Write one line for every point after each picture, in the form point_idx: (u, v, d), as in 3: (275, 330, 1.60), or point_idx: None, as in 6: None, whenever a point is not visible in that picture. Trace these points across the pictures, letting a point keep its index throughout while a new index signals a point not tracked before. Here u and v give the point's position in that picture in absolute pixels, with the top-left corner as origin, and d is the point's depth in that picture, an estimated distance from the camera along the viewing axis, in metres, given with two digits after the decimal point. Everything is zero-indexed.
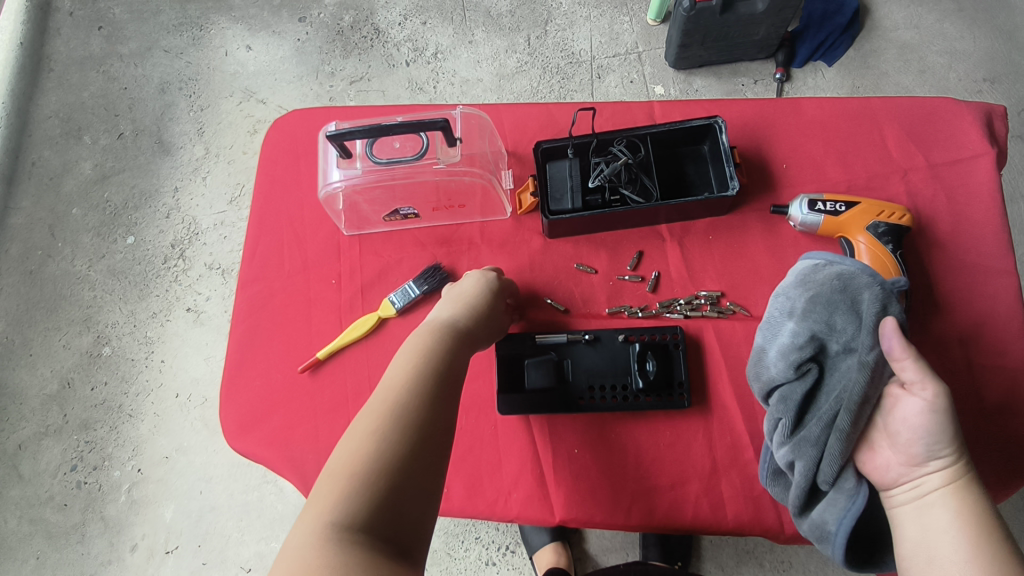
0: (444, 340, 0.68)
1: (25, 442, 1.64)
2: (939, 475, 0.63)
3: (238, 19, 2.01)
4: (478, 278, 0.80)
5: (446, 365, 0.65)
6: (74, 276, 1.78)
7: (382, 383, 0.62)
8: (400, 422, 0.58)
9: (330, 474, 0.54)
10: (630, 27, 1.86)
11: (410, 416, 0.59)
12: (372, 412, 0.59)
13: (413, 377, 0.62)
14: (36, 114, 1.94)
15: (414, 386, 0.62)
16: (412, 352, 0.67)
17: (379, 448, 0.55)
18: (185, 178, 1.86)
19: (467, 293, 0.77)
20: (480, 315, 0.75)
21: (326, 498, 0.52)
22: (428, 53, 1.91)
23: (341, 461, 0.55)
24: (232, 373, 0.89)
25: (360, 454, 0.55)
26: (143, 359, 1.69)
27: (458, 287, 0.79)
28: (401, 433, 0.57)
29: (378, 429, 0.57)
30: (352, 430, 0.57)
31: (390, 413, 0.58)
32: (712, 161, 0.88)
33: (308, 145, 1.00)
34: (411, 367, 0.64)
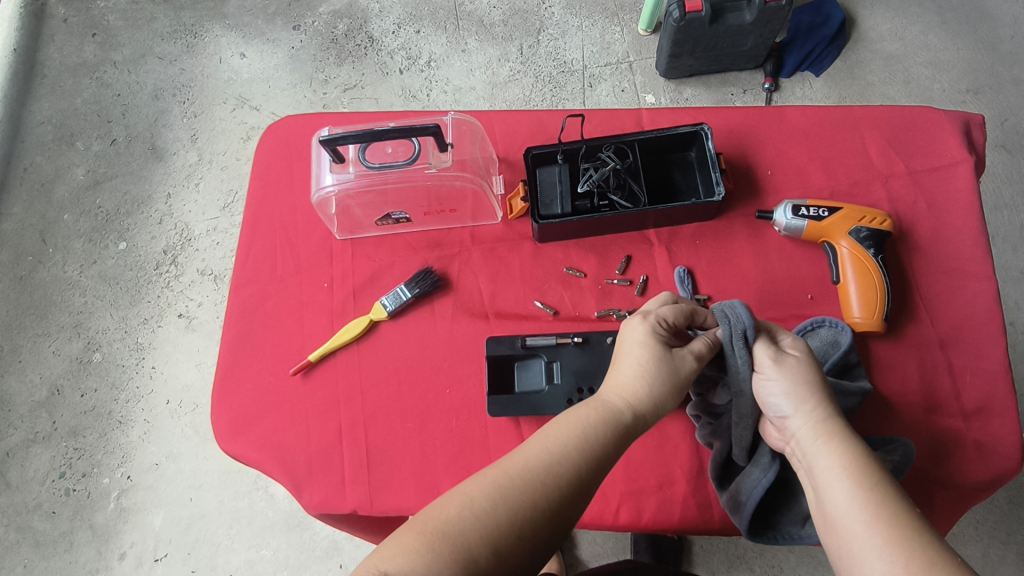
0: (604, 427, 0.62)
1: (12, 449, 1.63)
2: (807, 432, 0.64)
3: (232, 26, 2.02)
4: (656, 347, 0.67)
5: (589, 465, 0.59)
6: (64, 282, 1.78)
7: (514, 455, 0.59)
8: (503, 508, 0.55)
9: (411, 526, 0.53)
10: (621, 37, 1.89)
11: (517, 502, 0.55)
12: (482, 480, 0.57)
13: (546, 466, 0.58)
14: (29, 120, 1.95)
15: (538, 475, 0.57)
16: (563, 432, 0.61)
17: (484, 514, 0.54)
18: (178, 184, 1.86)
19: (639, 365, 0.67)
20: (650, 399, 0.65)
21: (394, 550, 0.51)
22: (421, 62, 1.93)
23: (431, 520, 0.54)
24: (224, 376, 0.89)
25: (447, 523, 0.53)
26: (134, 366, 1.68)
27: (635, 349, 0.68)
28: (500, 521, 0.54)
29: (476, 505, 0.54)
30: (472, 481, 0.57)
31: (514, 482, 0.56)
32: (699, 168, 0.90)
33: (301, 151, 1.02)
34: (550, 452, 0.59)
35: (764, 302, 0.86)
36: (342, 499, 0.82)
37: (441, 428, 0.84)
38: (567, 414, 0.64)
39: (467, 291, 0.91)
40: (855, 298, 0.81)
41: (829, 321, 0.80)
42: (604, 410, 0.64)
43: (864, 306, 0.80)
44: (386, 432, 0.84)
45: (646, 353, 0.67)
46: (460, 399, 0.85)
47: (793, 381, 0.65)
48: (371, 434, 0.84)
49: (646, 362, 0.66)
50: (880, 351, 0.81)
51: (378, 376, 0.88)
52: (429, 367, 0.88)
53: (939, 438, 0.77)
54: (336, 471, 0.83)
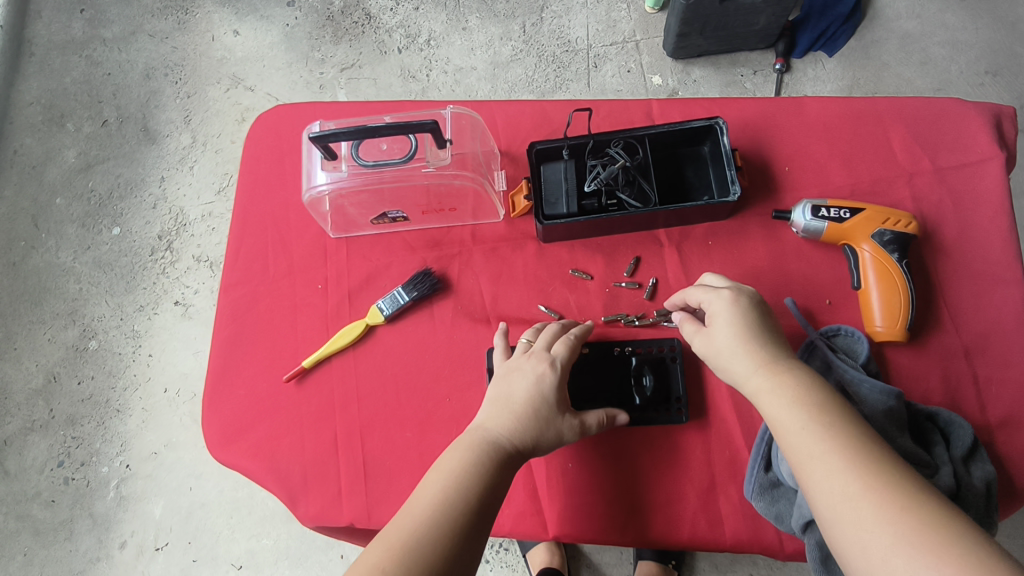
0: (485, 456, 0.65)
1: (11, 437, 1.61)
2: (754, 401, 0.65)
3: (224, 2, 1.95)
4: (535, 373, 0.71)
5: (483, 500, 0.61)
6: (58, 268, 1.74)
7: (409, 509, 0.60)
8: (405, 561, 0.54)
9: None
10: (628, 15, 1.82)
11: (418, 551, 0.55)
12: (385, 539, 0.57)
13: (441, 510, 0.59)
14: (19, 101, 1.89)
15: (434, 523, 0.58)
16: (450, 475, 0.62)
17: (390, 573, 0.53)
18: (172, 167, 1.81)
19: (520, 393, 0.70)
20: (528, 420, 0.68)
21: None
22: (421, 41, 1.87)
23: None
24: (216, 381, 0.86)
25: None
26: (130, 353, 1.65)
27: (513, 376, 0.72)
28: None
29: (382, 565, 0.54)
30: (368, 549, 0.56)
31: (409, 534, 0.57)
32: (713, 164, 0.85)
33: (293, 143, 0.97)
34: (440, 494, 0.60)
35: (780, 305, 0.82)
36: (338, 511, 0.79)
37: (440, 439, 0.81)
38: (448, 454, 0.65)
39: (468, 294, 0.87)
40: (877, 306, 0.77)
41: (844, 329, 0.78)
42: (486, 442, 0.66)
43: (887, 314, 0.76)
44: (384, 441, 0.81)
45: (525, 377, 0.71)
46: (461, 408, 0.82)
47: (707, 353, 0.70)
48: (368, 444, 0.81)
49: (529, 391, 0.69)
50: (902, 362, 0.77)
51: (375, 384, 0.84)
52: (429, 373, 0.84)
53: None
54: (332, 482, 0.80)
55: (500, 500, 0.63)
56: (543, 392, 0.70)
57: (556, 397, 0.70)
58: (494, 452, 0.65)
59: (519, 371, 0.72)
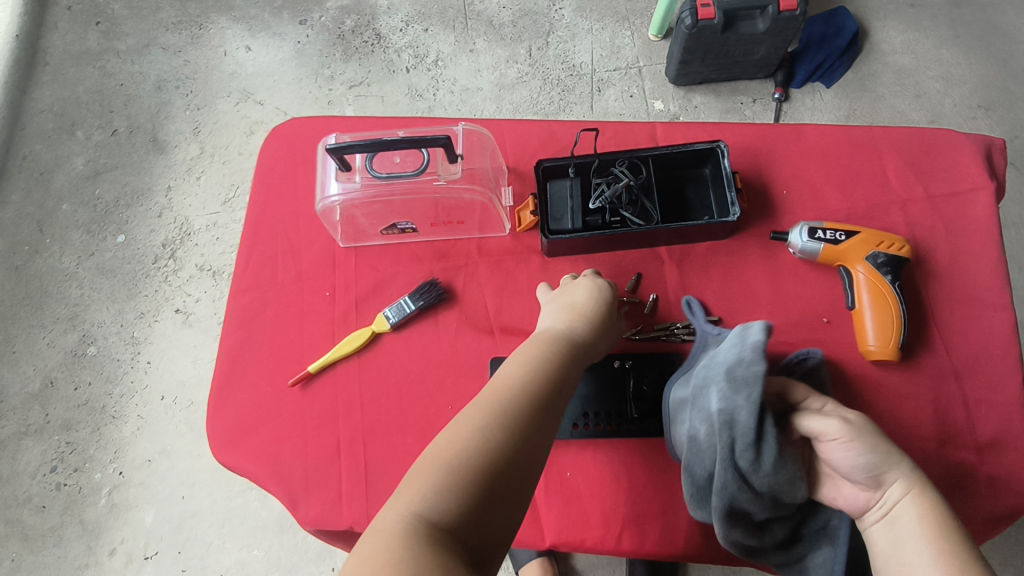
0: (559, 346, 0.68)
1: (5, 441, 1.60)
2: (896, 487, 0.62)
3: (238, 19, 2.01)
4: (590, 286, 0.79)
5: (564, 372, 0.65)
6: (61, 273, 1.75)
7: (493, 384, 0.62)
8: (503, 422, 0.57)
9: (426, 465, 0.53)
10: (632, 42, 1.89)
11: (514, 415, 0.58)
12: (479, 406, 0.58)
13: (528, 381, 0.62)
14: (30, 107, 1.92)
15: (525, 388, 0.61)
16: (534, 353, 0.66)
17: (490, 434, 0.55)
18: (179, 177, 1.84)
19: (584, 300, 0.77)
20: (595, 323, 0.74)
21: (416, 489, 0.52)
22: (429, 61, 1.92)
23: (441, 452, 0.54)
24: (222, 383, 0.88)
25: (463, 451, 0.54)
26: (129, 360, 1.66)
27: (572, 289, 0.79)
28: (504, 434, 0.56)
29: (482, 427, 0.56)
30: (462, 418, 0.58)
31: (501, 401, 0.59)
32: (714, 185, 0.88)
33: (307, 154, 0.99)
34: (526, 366, 0.64)
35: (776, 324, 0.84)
36: (338, 515, 0.80)
37: None
38: (523, 348, 0.69)
39: (473, 305, 0.89)
40: (871, 327, 0.79)
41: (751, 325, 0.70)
42: (559, 334, 0.70)
43: (880, 334, 0.78)
44: (386, 447, 0.83)
45: (586, 290, 0.78)
46: None
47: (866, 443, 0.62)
48: (370, 449, 0.83)
49: (589, 296, 0.77)
50: (895, 380, 0.79)
51: (378, 390, 0.86)
52: (432, 381, 0.86)
53: (952, 473, 0.75)
54: (332, 487, 0.81)
55: (577, 382, 0.67)
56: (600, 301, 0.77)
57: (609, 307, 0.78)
58: (569, 344, 0.69)
59: (574, 286, 0.79)
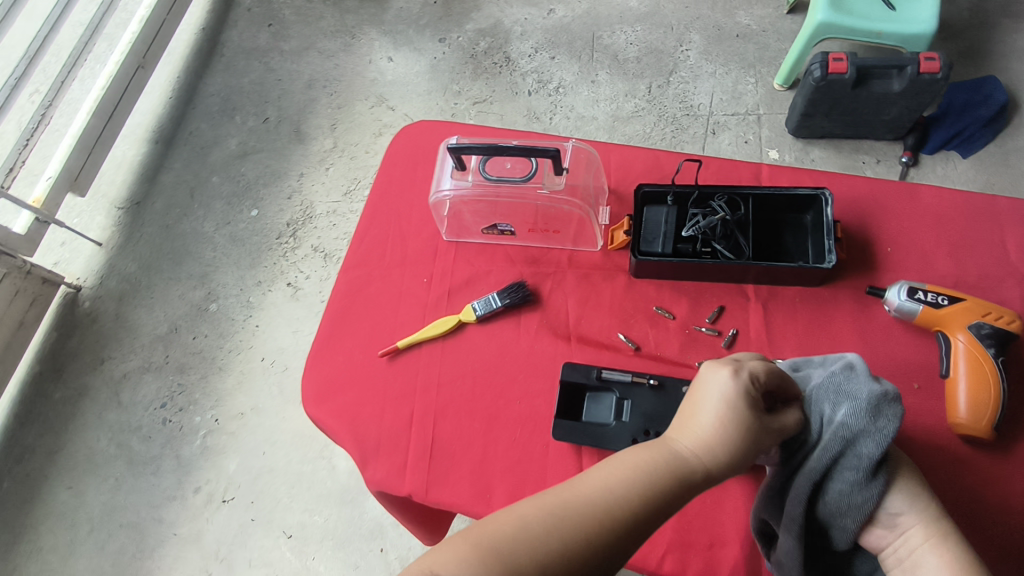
0: (663, 462, 0.62)
1: (129, 373, 1.81)
2: (916, 532, 0.66)
3: (387, 33, 2.23)
4: (728, 389, 0.67)
5: (655, 497, 0.59)
6: (201, 236, 1.99)
7: (573, 484, 0.60)
8: (554, 529, 0.55)
9: (463, 537, 0.55)
10: (755, 89, 1.92)
11: (570, 525, 0.56)
12: (541, 502, 0.58)
13: (602, 500, 0.58)
14: (203, 91, 2.22)
15: (593, 504, 0.58)
16: (624, 468, 0.62)
17: (533, 535, 0.55)
18: (311, 166, 2.05)
19: (705, 408, 0.66)
20: (722, 444, 0.64)
21: (443, 555, 0.53)
22: (551, 87, 2.02)
23: (482, 533, 0.55)
24: (321, 344, 0.98)
25: (497, 538, 0.55)
26: (242, 321, 1.86)
27: (697, 393, 0.69)
28: (548, 541, 0.55)
29: (529, 525, 0.56)
30: (521, 505, 0.58)
31: (568, 507, 0.57)
32: (813, 232, 0.88)
33: (428, 154, 1.10)
34: (606, 480, 0.60)
35: None
36: (401, 482, 0.86)
37: (505, 437, 0.87)
38: (630, 450, 0.65)
39: (555, 311, 0.94)
40: (964, 398, 0.75)
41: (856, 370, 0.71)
42: (666, 451, 0.64)
43: (973, 406, 0.74)
44: (453, 428, 0.89)
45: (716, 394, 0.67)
46: (528, 412, 0.88)
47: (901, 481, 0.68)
48: (439, 427, 0.89)
49: (718, 405, 0.66)
50: (986, 460, 0.74)
51: (455, 375, 0.92)
52: (505, 375, 0.91)
53: None
54: (400, 455, 0.88)
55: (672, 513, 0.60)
56: (735, 417, 0.65)
57: (748, 428, 0.65)
58: (678, 463, 0.63)
59: (703, 384, 0.69)
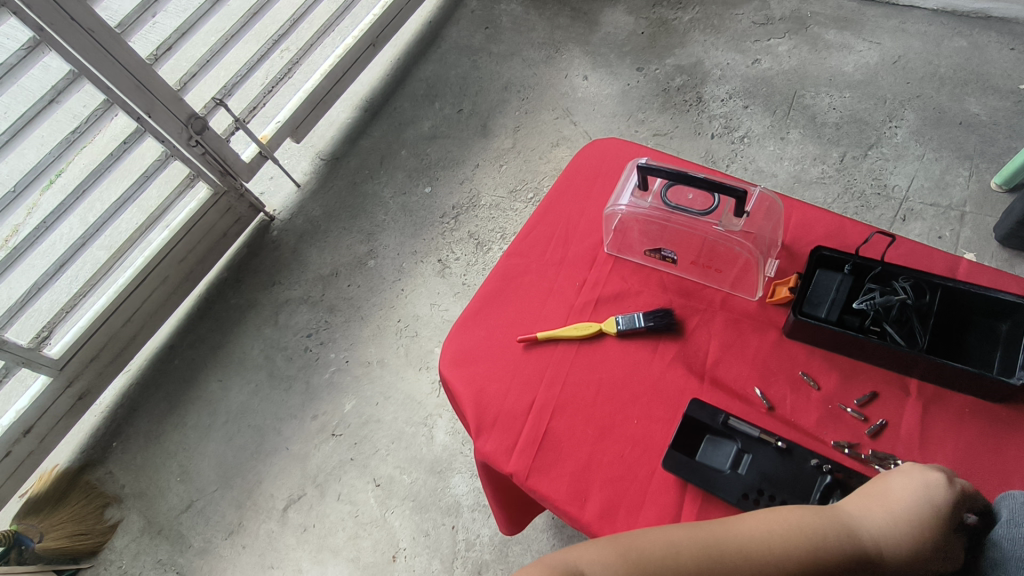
0: (830, 536, 0.66)
1: (290, 299, 2.07)
2: None
3: (588, 53, 2.34)
4: (918, 495, 0.67)
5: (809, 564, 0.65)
6: (379, 200, 2.22)
7: (733, 524, 0.69)
8: (695, 559, 0.67)
9: (617, 543, 0.70)
10: (965, 184, 1.75)
11: (713, 563, 0.66)
12: (692, 534, 0.69)
13: (753, 547, 0.66)
14: (414, 75, 2.48)
15: (743, 552, 0.66)
16: (788, 519, 0.68)
17: (676, 559, 0.67)
18: (488, 160, 2.21)
19: (893, 496, 0.68)
20: (897, 545, 0.66)
21: (598, 552, 0.69)
22: (735, 135, 1.99)
23: (634, 545, 0.69)
24: (469, 317, 1.07)
25: (646, 551, 0.68)
26: (392, 282, 2.05)
27: (891, 477, 0.70)
28: (688, 565, 0.66)
29: (676, 549, 0.68)
30: (674, 531, 0.70)
31: (718, 544, 0.67)
32: (1005, 344, 0.80)
33: (609, 170, 1.16)
34: (765, 534, 0.67)
35: None
36: (507, 460, 0.92)
37: (614, 450, 0.89)
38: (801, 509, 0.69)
39: (694, 347, 0.95)
40: None
41: None
42: (839, 523, 0.67)
43: None
44: (567, 427, 0.93)
45: (904, 483, 0.69)
46: (642, 435, 0.89)
47: None
48: (555, 420, 0.93)
49: (904, 506, 0.67)
50: None
51: (583, 379, 0.96)
52: (629, 394, 0.93)
53: None
54: (513, 435, 0.94)
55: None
56: (915, 523, 0.66)
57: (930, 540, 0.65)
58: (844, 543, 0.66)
59: (904, 477, 0.70)
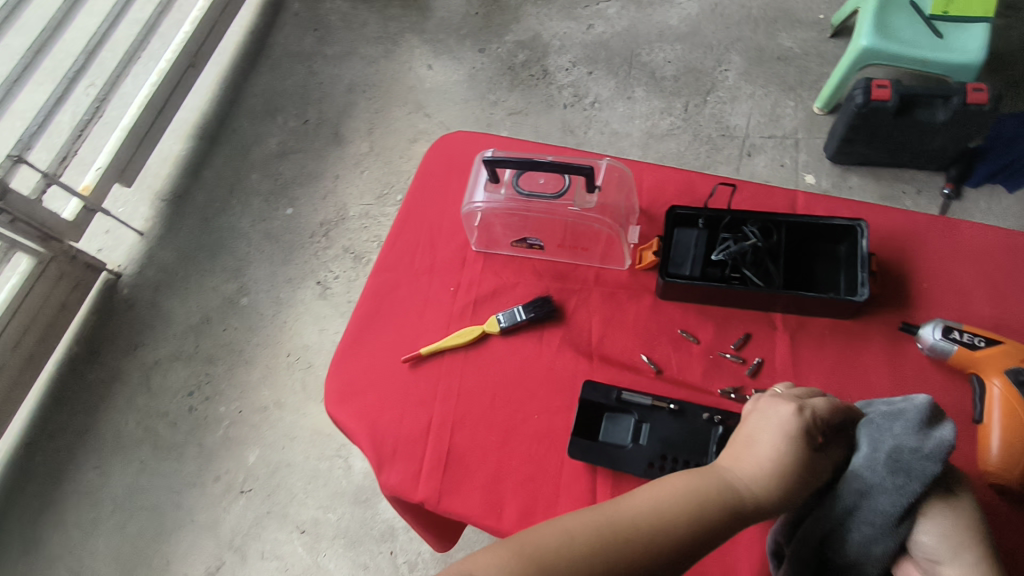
0: (712, 492, 0.64)
1: (159, 360, 1.86)
2: None
3: (427, 42, 2.26)
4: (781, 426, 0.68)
5: (700, 525, 0.62)
6: (237, 231, 2.04)
7: (620, 501, 0.64)
8: (591, 546, 0.60)
9: (509, 544, 0.60)
10: (794, 113, 1.90)
11: (609, 547, 0.60)
12: (584, 517, 0.62)
13: (644, 521, 0.62)
14: (247, 91, 2.28)
15: (636, 527, 0.61)
16: (664, 483, 0.65)
17: (572, 548, 0.59)
18: (347, 169, 2.09)
19: (760, 434, 0.68)
20: (773, 482, 0.65)
21: (491, 560, 0.59)
22: (586, 101, 2.03)
23: (526, 543, 0.60)
24: (347, 347, 0.99)
25: (539, 546, 0.60)
26: (271, 316, 1.89)
27: (755, 418, 0.71)
28: (585, 554, 0.59)
29: (569, 538, 0.60)
30: (565, 519, 0.62)
31: (610, 523, 0.61)
32: (846, 265, 0.86)
33: (461, 165, 1.12)
34: (653, 504, 0.63)
35: None
36: (415, 489, 0.87)
37: (521, 451, 0.87)
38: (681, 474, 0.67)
39: (578, 328, 0.94)
40: (996, 441, 0.74)
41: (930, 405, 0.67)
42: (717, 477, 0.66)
43: (1005, 450, 0.72)
44: (470, 439, 0.89)
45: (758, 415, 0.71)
46: (545, 428, 0.88)
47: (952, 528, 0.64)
48: (456, 435, 0.89)
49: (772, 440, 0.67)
50: (1020, 514, 0.71)
51: (476, 386, 0.93)
52: (525, 390, 0.91)
53: None
54: (416, 461, 0.89)
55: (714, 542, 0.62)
56: (786, 454, 0.66)
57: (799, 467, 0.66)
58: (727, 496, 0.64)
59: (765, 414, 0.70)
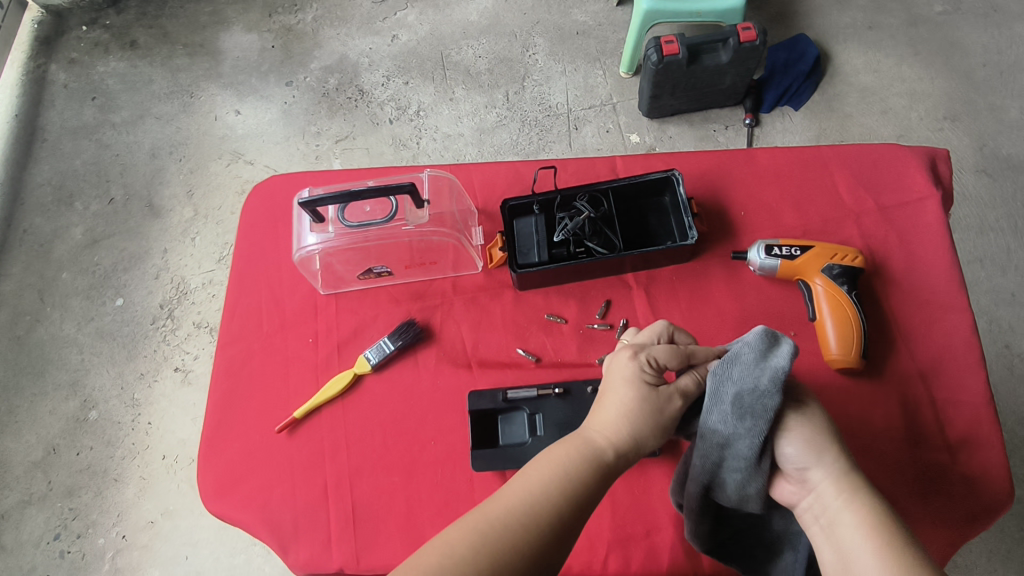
0: (582, 457, 0.64)
1: (8, 512, 1.60)
2: (829, 488, 0.66)
3: (227, 85, 2.10)
4: (631, 377, 0.71)
5: (578, 494, 0.61)
6: (62, 340, 1.78)
7: (497, 494, 0.61)
8: (479, 548, 0.55)
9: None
10: (604, 81, 1.98)
11: (497, 543, 0.56)
12: (466, 523, 0.57)
13: (525, 505, 0.59)
14: (30, 182, 1.99)
15: (518, 512, 0.58)
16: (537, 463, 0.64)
17: (460, 555, 0.54)
18: (175, 240, 1.90)
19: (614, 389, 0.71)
20: (628, 433, 0.68)
21: None
22: (411, 112, 2.00)
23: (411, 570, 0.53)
24: (211, 436, 0.89)
25: (426, 567, 0.53)
26: (130, 422, 1.67)
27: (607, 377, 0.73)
28: (474, 556, 0.54)
29: (454, 547, 0.55)
30: (446, 533, 0.57)
31: (493, 518, 0.57)
32: (673, 212, 0.92)
33: (285, 210, 1.05)
34: (529, 484, 0.61)
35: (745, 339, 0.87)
36: (328, 558, 0.81)
37: (426, 482, 0.84)
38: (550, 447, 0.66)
39: (450, 342, 0.92)
40: (832, 334, 0.83)
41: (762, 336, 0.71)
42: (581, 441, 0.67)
43: (841, 341, 0.81)
44: (371, 487, 0.84)
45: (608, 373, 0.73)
46: (445, 451, 0.85)
47: (807, 436, 0.68)
48: (356, 489, 0.84)
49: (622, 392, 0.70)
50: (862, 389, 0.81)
51: (362, 431, 0.88)
52: (415, 419, 0.88)
53: (926, 472, 0.76)
54: (321, 529, 0.82)
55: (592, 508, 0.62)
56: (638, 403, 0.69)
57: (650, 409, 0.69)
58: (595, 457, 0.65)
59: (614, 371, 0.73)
